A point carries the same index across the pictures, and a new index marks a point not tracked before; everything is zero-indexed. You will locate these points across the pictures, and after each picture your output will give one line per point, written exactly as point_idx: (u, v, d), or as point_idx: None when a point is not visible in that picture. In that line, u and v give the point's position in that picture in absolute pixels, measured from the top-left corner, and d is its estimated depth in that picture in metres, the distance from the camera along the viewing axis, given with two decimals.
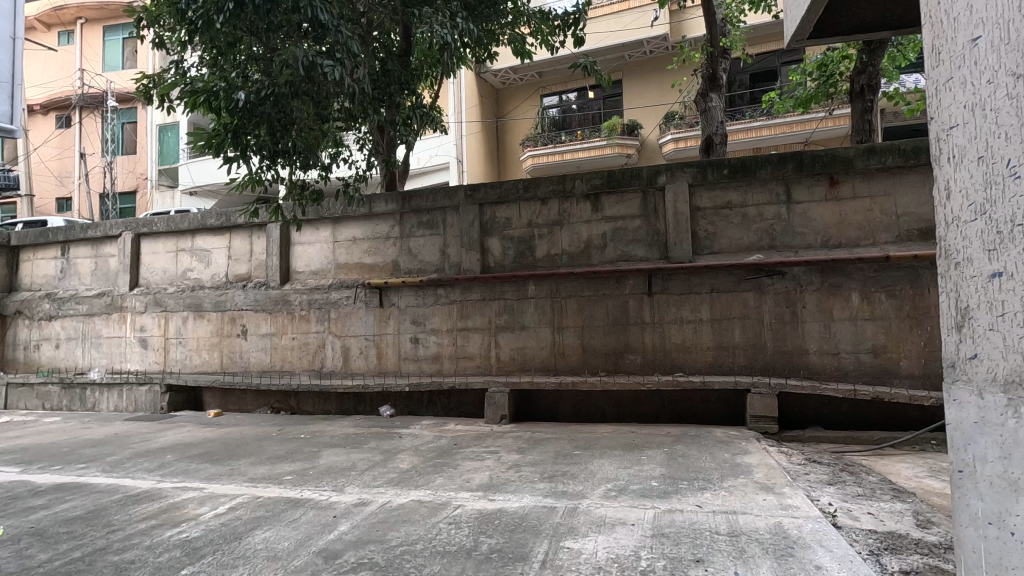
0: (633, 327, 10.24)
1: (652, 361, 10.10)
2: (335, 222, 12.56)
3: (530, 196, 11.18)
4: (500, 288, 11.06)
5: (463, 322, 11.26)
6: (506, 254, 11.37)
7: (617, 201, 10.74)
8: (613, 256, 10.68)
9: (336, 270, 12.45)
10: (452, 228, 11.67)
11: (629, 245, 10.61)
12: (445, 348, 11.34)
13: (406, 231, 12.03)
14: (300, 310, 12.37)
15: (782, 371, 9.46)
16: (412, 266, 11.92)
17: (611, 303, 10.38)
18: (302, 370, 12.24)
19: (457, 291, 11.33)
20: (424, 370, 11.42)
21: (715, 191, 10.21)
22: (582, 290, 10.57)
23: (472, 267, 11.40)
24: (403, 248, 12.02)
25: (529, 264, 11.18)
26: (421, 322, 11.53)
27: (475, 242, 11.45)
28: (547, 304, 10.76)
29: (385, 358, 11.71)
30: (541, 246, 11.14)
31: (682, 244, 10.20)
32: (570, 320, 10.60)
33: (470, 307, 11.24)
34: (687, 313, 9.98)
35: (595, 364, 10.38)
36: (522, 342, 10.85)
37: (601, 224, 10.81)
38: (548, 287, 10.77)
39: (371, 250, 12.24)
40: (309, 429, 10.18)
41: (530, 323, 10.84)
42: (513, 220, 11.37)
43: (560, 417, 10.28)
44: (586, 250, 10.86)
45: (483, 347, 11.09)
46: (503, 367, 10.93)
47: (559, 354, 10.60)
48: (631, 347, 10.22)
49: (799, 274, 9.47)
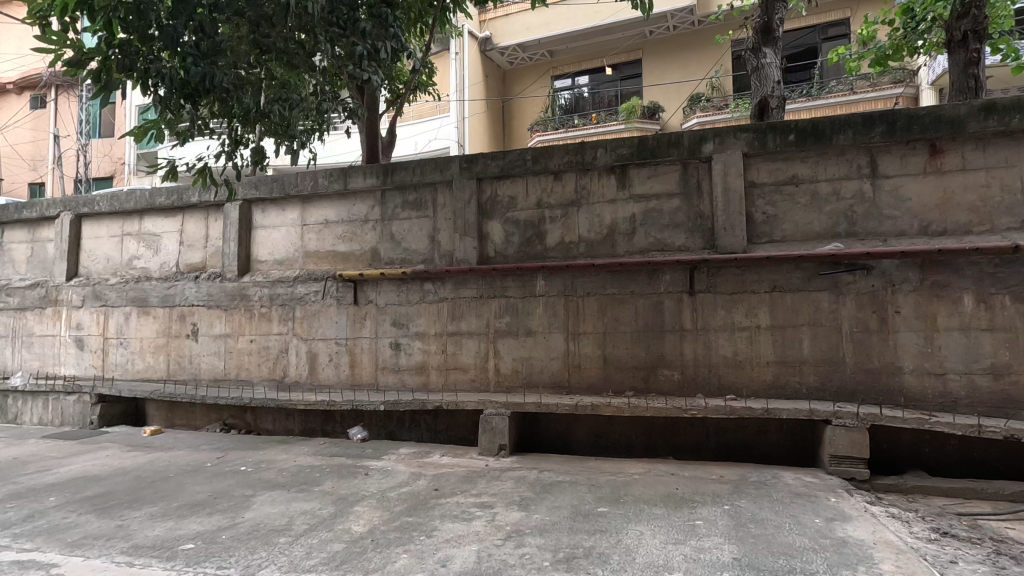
0: (669, 333, 8.06)
1: (693, 379, 7.91)
2: (304, 202, 10.44)
3: (539, 168, 9.00)
4: (502, 283, 8.91)
5: (455, 325, 9.10)
6: (510, 241, 9.21)
7: (649, 176, 8.56)
8: (644, 244, 8.50)
9: (304, 259, 10.33)
10: (443, 209, 9.53)
11: (664, 231, 8.44)
12: (432, 356, 9.18)
13: (389, 214, 9.90)
14: (260, 307, 10.26)
15: (867, 395, 7.24)
16: (395, 255, 9.79)
17: (641, 305, 8.20)
18: (261, 380, 10.12)
19: (449, 287, 9.18)
20: (406, 384, 9.28)
21: (777, 162, 8.00)
22: (604, 288, 8.39)
23: (467, 257, 9.25)
24: (384, 233, 9.89)
25: (538, 253, 9.03)
26: (404, 325, 9.38)
27: (472, 226, 9.29)
28: (559, 304, 8.59)
29: (359, 367, 9.57)
30: (552, 232, 8.98)
31: (734, 230, 8.00)
32: (589, 324, 8.42)
33: (463, 307, 9.09)
34: (740, 319, 7.78)
35: (620, 382, 8.20)
36: (528, 352, 8.68)
37: (628, 204, 8.63)
38: (561, 283, 8.60)
39: (347, 235, 10.11)
40: (256, 457, 8.05)
41: (538, 327, 8.67)
42: (519, 200, 9.20)
43: (573, 448, 8.12)
44: (609, 236, 8.69)
45: (479, 357, 8.93)
46: (504, 382, 8.77)
47: (573, 367, 8.44)
48: (667, 360, 8.04)
49: (892, 270, 7.25)
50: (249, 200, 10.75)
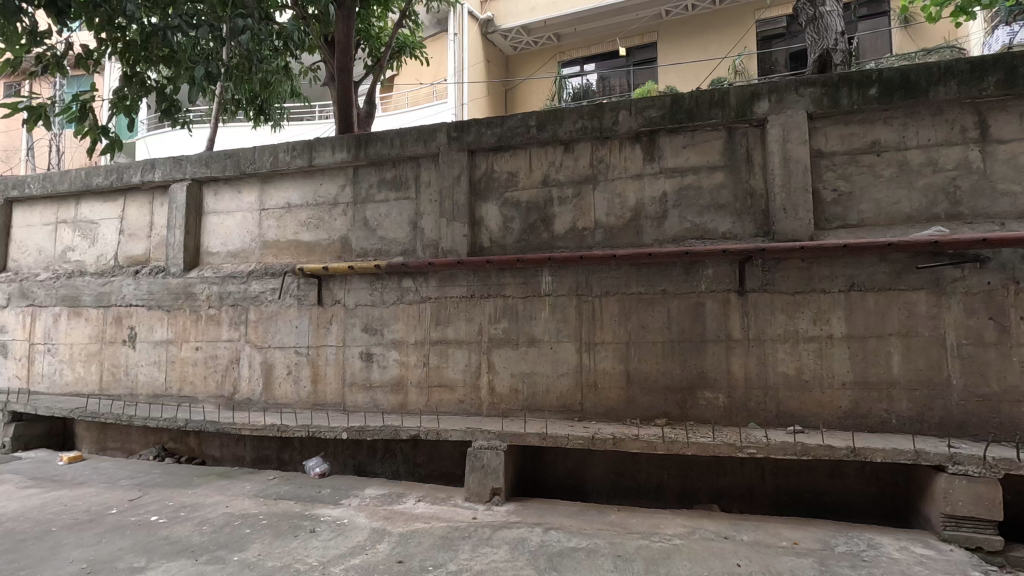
0: (711, 345, 6.27)
1: (743, 404, 6.12)
2: (263, 182, 8.70)
3: (546, 137, 7.24)
4: (499, 280, 7.14)
5: (440, 332, 7.33)
6: (508, 228, 7.44)
7: (683, 146, 6.80)
8: (678, 231, 6.73)
9: (262, 251, 8.59)
10: (428, 190, 7.78)
11: (704, 215, 6.66)
12: (410, 370, 7.41)
13: (363, 196, 8.16)
14: (208, 308, 8.51)
15: (982, 428, 5.44)
16: (368, 246, 8.04)
17: (675, 307, 6.42)
18: (208, 397, 8.37)
19: (433, 284, 7.42)
20: (379, 404, 7.52)
21: (851, 125, 6.22)
22: (627, 286, 6.61)
23: (455, 247, 7.48)
24: (357, 219, 8.15)
25: (545, 243, 7.25)
26: (377, 331, 7.61)
27: (461, 209, 7.51)
28: (569, 306, 6.82)
29: (323, 382, 7.80)
30: (562, 216, 7.21)
31: (797, 210, 6.20)
32: (607, 331, 6.64)
33: (450, 310, 7.32)
34: (806, 326, 5.98)
35: (647, 406, 6.42)
36: (531, 366, 6.89)
37: (657, 181, 6.87)
38: (573, 279, 6.83)
39: (313, 222, 8.37)
40: (180, 499, 6.26)
41: (544, 335, 6.88)
42: (521, 176, 7.44)
43: (586, 488, 6.37)
44: (633, 222, 6.92)
45: (469, 372, 7.15)
46: (499, 404, 6.99)
47: (586, 387, 6.65)
48: (708, 379, 6.25)
49: (1015, 262, 5.44)
50: (199, 180, 9.02)
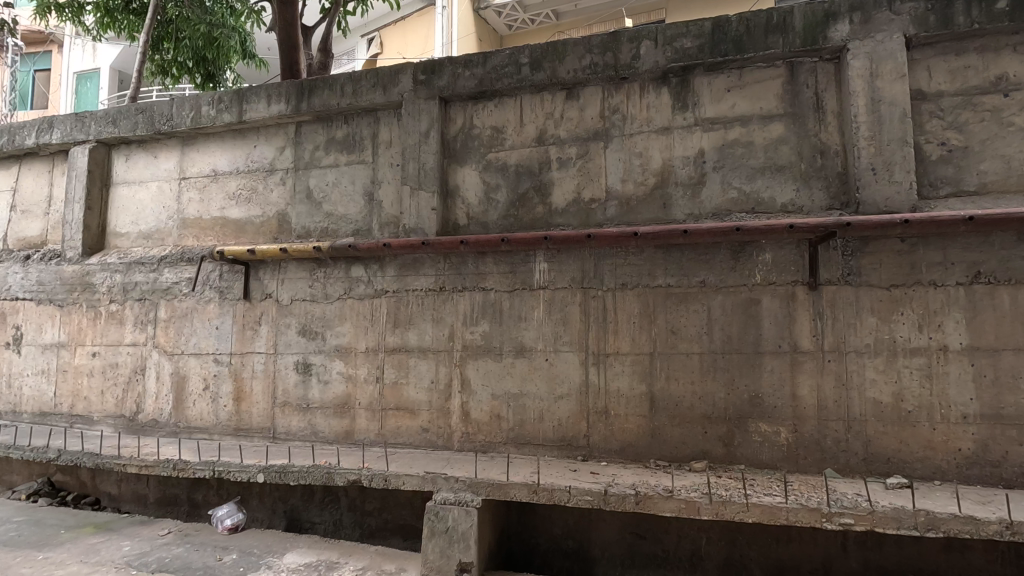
0: (769, 359, 4.51)
1: (815, 442, 4.35)
2: (184, 144, 6.87)
3: (543, 78, 5.45)
4: (477, 268, 5.36)
5: (398, 337, 5.52)
6: (491, 200, 5.65)
7: (727, 88, 5.03)
8: (720, 203, 4.96)
9: (179, 231, 6.76)
10: (388, 152, 6.00)
11: (757, 180, 4.89)
12: (358, 388, 5.60)
13: (306, 161, 6.36)
14: (109, 303, 6.67)
15: None
16: (312, 225, 6.25)
17: (718, 307, 4.66)
18: (105, 418, 6.52)
19: (390, 273, 5.62)
20: (318, 431, 5.70)
21: (967, 54, 4.47)
22: (652, 276, 4.83)
23: (421, 224, 5.67)
24: (298, 191, 6.35)
25: (539, 219, 5.46)
26: (318, 334, 5.81)
27: (429, 174, 5.70)
28: (572, 304, 5.03)
29: (247, 401, 5.98)
30: (562, 183, 5.42)
31: (892, 170, 4.43)
32: (624, 337, 4.86)
33: (412, 307, 5.52)
34: (908, 335, 4.22)
35: (679, 442, 4.64)
36: (518, 385, 5.10)
37: (692, 136, 5.10)
38: (578, 267, 5.05)
39: (243, 194, 6.55)
40: (17, 570, 4.40)
41: (537, 343, 5.09)
42: (508, 133, 5.65)
43: (591, 555, 4.59)
44: (658, 190, 5.15)
45: (436, 392, 5.36)
46: (475, 435, 5.19)
47: (594, 414, 4.87)
48: (765, 406, 4.48)
49: None
50: (106, 143, 7.19)
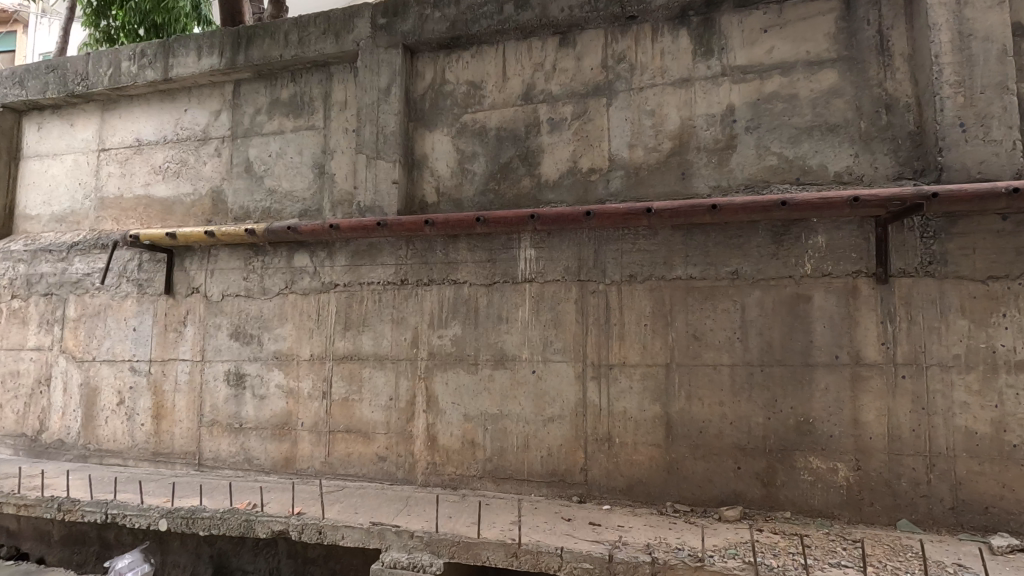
0: (822, 374, 3.46)
1: (884, 484, 3.31)
2: (104, 109, 5.75)
3: (531, 18, 4.36)
4: (448, 255, 4.27)
5: (350, 341, 4.44)
6: (466, 172, 4.56)
7: (764, 28, 3.96)
8: (754, 172, 3.90)
9: (96, 213, 5.63)
10: (341, 114, 4.90)
11: (803, 142, 3.82)
12: (301, 405, 4.52)
13: (245, 127, 5.24)
14: (10, 298, 5.55)
15: None
16: (251, 204, 5.15)
17: (755, 305, 3.60)
18: (4, 438, 5.40)
19: (341, 262, 4.53)
20: (252, 457, 4.61)
21: None
22: (669, 264, 3.77)
23: (380, 202, 4.58)
24: (236, 164, 5.24)
25: (526, 195, 4.38)
26: (253, 338, 4.71)
27: (390, 140, 4.61)
28: (566, 301, 3.96)
29: (169, 419, 4.88)
30: (554, 150, 4.34)
31: (987, 126, 3.37)
32: (632, 344, 3.79)
33: (367, 305, 4.43)
34: (1011, 343, 3.18)
35: (703, 480, 3.59)
36: (497, 404, 4.03)
37: (718, 89, 4.02)
38: (574, 254, 3.97)
39: (171, 168, 5.44)
40: None
41: (521, 351, 4.02)
42: (488, 88, 4.57)
43: None
44: (675, 157, 4.07)
45: (396, 411, 4.28)
46: (443, 467, 4.12)
47: (594, 442, 3.81)
48: (818, 436, 3.43)
49: None
50: (15, 109, 6.05)
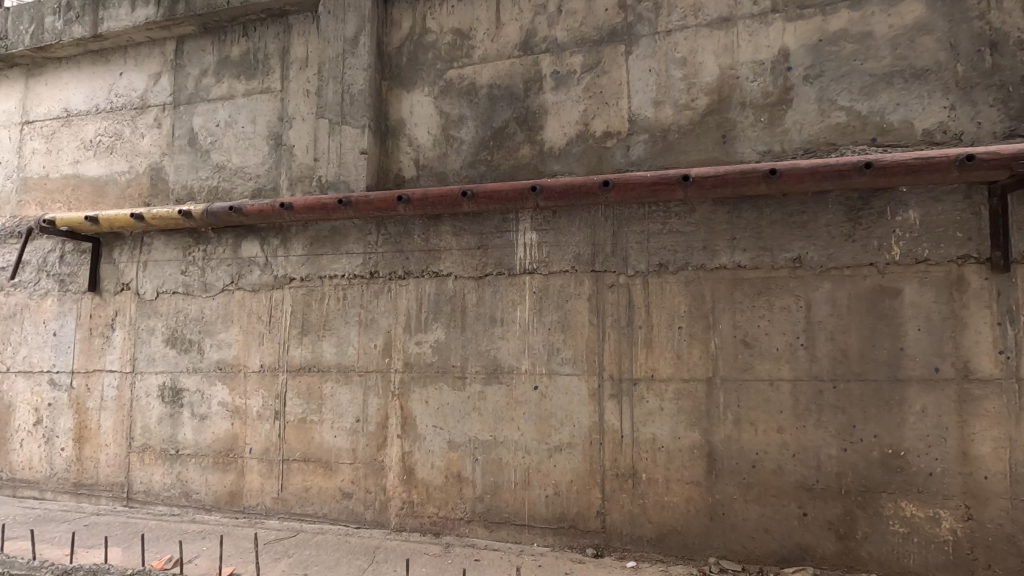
0: (918, 392, 2.62)
1: (1006, 540, 2.47)
2: (28, 76, 4.89)
3: None
4: (429, 241, 3.43)
5: (308, 349, 3.59)
6: (451, 140, 3.71)
7: None
8: (817, 133, 3.05)
9: (17, 197, 4.77)
10: (300, 73, 4.04)
11: (880, 92, 2.98)
12: (249, 427, 3.66)
13: (189, 92, 4.38)
14: None
15: None
16: (196, 183, 4.29)
17: (824, 302, 2.77)
18: None
19: (298, 252, 3.69)
20: (190, 492, 3.75)
21: None
22: (710, 250, 2.94)
23: (346, 177, 3.73)
24: (178, 137, 4.38)
25: (525, 167, 3.54)
26: (192, 345, 3.85)
27: (358, 101, 3.76)
28: (576, 298, 3.12)
29: (93, 443, 4.02)
30: (560, 111, 3.50)
31: None
32: (662, 352, 2.96)
33: (330, 304, 3.58)
34: None
35: (758, 530, 2.76)
36: (490, 429, 3.19)
37: (768, 29, 3.18)
38: (587, 238, 3.13)
39: (103, 142, 4.58)
40: None
41: (520, 361, 3.18)
42: (478, 36, 3.72)
43: None
44: (712, 116, 3.24)
45: (364, 436, 3.43)
46: (422, 507, 3.28)
47: (614, 478, 2.97)
48: (912, 474, 2.60)
49: None
50: None
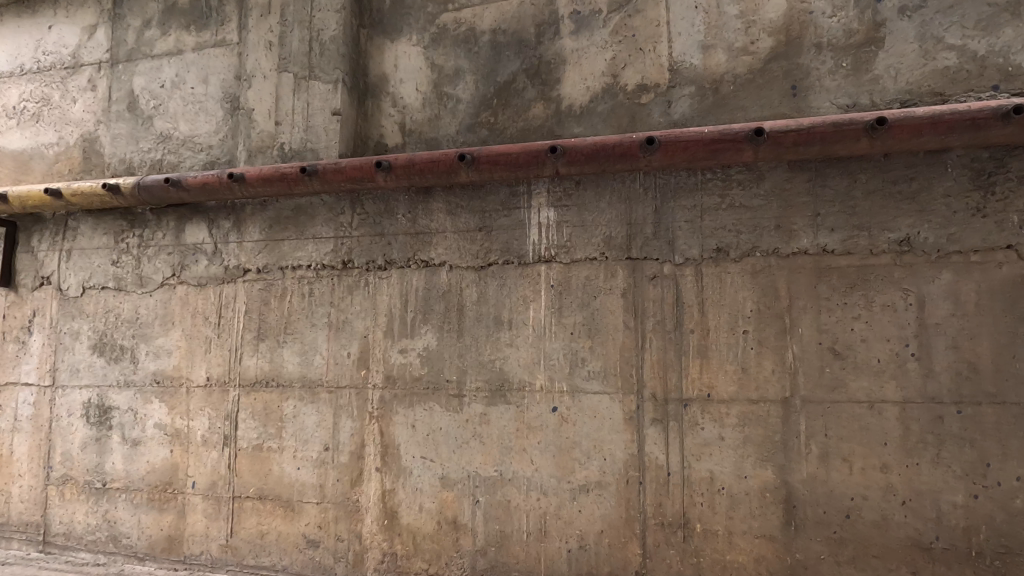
0: None
1: None
2: None
3: None
4: (417, 223, 2.71)
5: (265, 358, 2.86)
6: (445, 99, 3.00)
7: None
8: (918, 80, 2.36)
9: None
10: (260, 20, 3.32)
11: (1004, 25, 2.29)
12: (191, 456, 2.92)
13: (129, 47, 3.65)
14: None
15: None
16: (136, 156, 3.55)
17: (942, 298, 2.08)
18: None
19: (253, 236, 2.96)
20: (119, 536, 3.01)
21: None
22: (785, 230, 2.24)
23: (314, 144, 3.01)
24: (116, 101, 3.64)
25: (538, 130, 2.83)
26: (124, 353, 3.11)
27: (330, 51, 3.04)
28: (606, 294, 2.41)
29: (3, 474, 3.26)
30: (582, 60, 2.80)
31: None
32: (721, 365, 2.26)
33: (292, 302, 2.86)
34: None
35: None
36: (494, 462, 2.48)
37: None
38: (622, 216, 2.43)
39: (29, 109, 3.83)
40: None
41: (533, 375, 2.47)
42: None
43: None
44: (778, 63, 2.54)
45: (333, 469, 2.71)
46: (407, 562, 2.56)
47: (658, 530, 2.27)
48: None
49: None
50: None
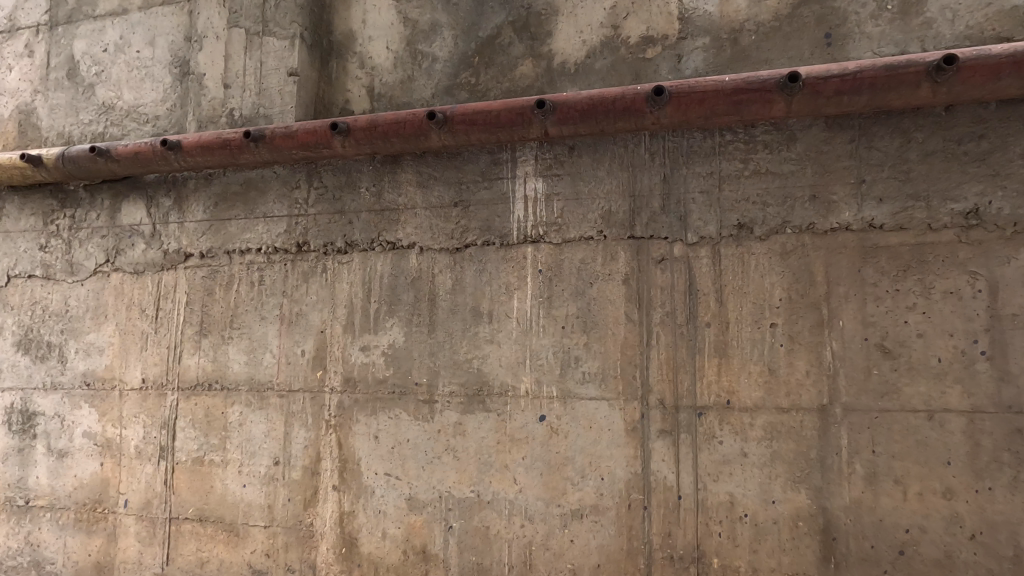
0: None
1: None
2: None
3: None
4: (382, 198, 2.31)
5: (208, 357, 2.46)
6: (419, 58, 2.60)
7: None
8: (980, 25, 1.97)
9: None
10: None
11: None
12: (124, 471, 2.52)
13: (69, 7, 3.24)
14: None
15: None
16: (75, 129, 3.15)
17: (1020, 284, 1.68)
18: None
19: (196, 215, 2.55)
20: (42, 563, 2.60)
21: None
22: (821, 202, 1.85)
23: (268, 110, 2.61)
24: (55, 68, 3.22)
25: (526, 92, 2.43)
26: (52, 351, 2.69)
27: (287, 4, 2.65)
28: (605, 280, 2.01)
29: None
30: (577, 10, 2.40)
31: None
32: (744, 365, 1.86)
33: (239, 291, 2.45)
34: None
35: None
36: (471, 481, 2.08)
37: None
38: (623, 187, 2.03)
39: None
40: None
41: (517, 378, 2.07)
42: None
43: None
44: (809, 7, 2.14)
45: (284, 487, 2.30)
46: None
47: (667, 566, 1.87)
48: None
49: None
50: None
